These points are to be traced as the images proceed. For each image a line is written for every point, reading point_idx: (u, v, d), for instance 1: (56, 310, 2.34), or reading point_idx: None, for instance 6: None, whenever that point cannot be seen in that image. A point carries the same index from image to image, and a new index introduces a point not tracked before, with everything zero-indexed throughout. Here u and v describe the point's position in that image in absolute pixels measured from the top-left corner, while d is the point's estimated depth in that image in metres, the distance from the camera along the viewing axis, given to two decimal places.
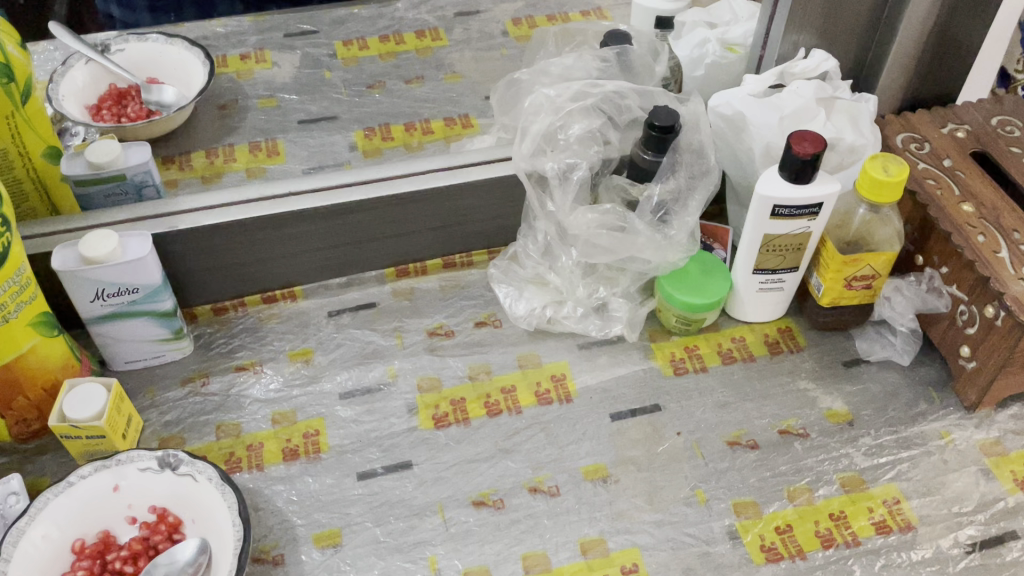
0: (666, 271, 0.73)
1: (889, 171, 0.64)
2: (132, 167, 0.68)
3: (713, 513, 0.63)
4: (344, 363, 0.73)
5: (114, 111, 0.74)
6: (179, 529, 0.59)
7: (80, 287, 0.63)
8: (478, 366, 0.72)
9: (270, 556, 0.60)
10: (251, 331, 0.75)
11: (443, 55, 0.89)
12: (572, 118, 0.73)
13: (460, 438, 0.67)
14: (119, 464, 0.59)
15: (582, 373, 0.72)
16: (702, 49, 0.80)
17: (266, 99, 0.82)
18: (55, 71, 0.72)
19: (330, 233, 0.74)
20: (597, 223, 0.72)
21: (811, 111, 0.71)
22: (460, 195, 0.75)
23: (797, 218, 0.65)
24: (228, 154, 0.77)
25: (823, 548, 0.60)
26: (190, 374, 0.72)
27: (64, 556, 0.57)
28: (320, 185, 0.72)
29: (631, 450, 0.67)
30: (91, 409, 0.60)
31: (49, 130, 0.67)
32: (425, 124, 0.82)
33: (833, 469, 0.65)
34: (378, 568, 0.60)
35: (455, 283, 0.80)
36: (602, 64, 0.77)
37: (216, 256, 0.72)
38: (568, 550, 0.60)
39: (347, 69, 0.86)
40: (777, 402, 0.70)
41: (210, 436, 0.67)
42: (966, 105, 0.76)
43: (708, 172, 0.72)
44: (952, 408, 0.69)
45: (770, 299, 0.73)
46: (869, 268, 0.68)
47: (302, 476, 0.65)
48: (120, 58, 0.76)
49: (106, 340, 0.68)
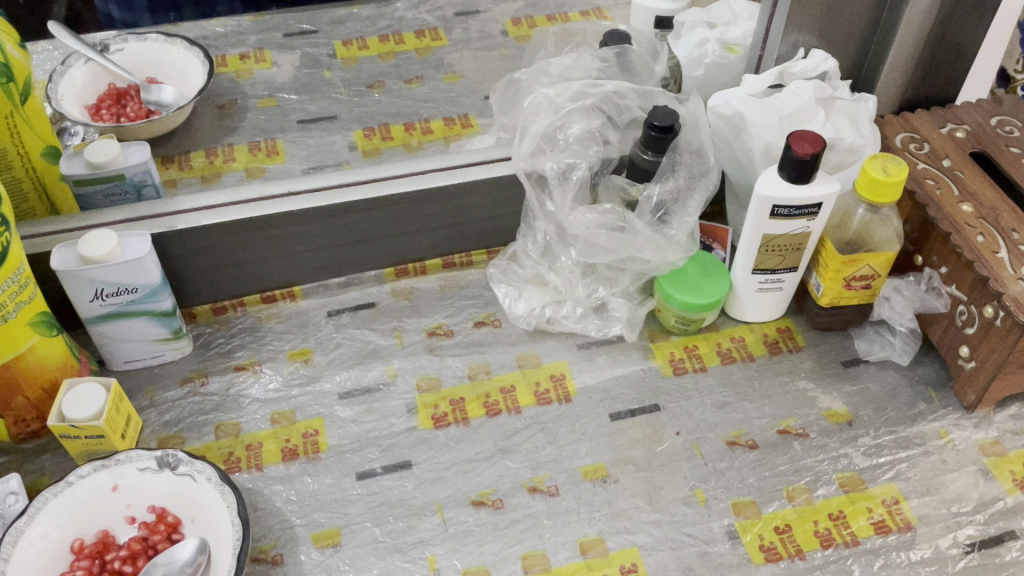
0: (666, 271, 0.73)
1: (889, 171, 0.64)
2: (132, 166, 0.68)
3: (713, 513, 0.63)
4: (343, 363, 0.73)
5: (114, 110, 0.74)
6: (179, 529, 0.59)
7: (79, 286, 0.63)
8: (478, 366, 0.72)
9: (269, 555, 0.60)
10: (251, 331, 0.75)
11: (443, 55, 0.89)
12: (572, 118, 0.73)
13: (460, 438, 0.67)
14: (118, 464, 0.59)
15: (581, 373, 0.72)
16: (701, 49, 0.79)
17: (266, 99, 0.82)
18: (54, 70, 0.72)
19: (329, 233, 0.74)
20: (597, 223, 0.72)
21: (810, 111, 0.71)
22: (460, 195, 0.75)
23: (797, 218, 0.65)
24: (228, 154, 0.77)
25: (823, 548, 0.60)
26: (190, 373, 0.72)
27: (63, 556, 0.57)
28: (320, 184, 0.72)
29: (631, 450, 0.67)
30: (91, 409, 0.60)
31: (48, 129, 0.67)
32: (424, 124, 0.83)
33: (833, 469, 0.65)
34: (377, 568, 0.60)
35: (454, 283, 0.80)
36: (602, 64, 0.77)
37: (215, 255, 0.72)
38: (567, 550, 0.60)
39: (347, 69, 0.86)
40: (777, 402, 0.70)
41: (209, 436, 0.67)
42: (966, 105, 0.76)
43: (708, 172, 0.72)
44: (952, 408, 0.69)
45: (770, 299, 0.73)
46: (869, 268, 0.68)
47: (301, 476, 0.65)
48: (120, 58, 0.76)
49: (105, 340, 0.68)
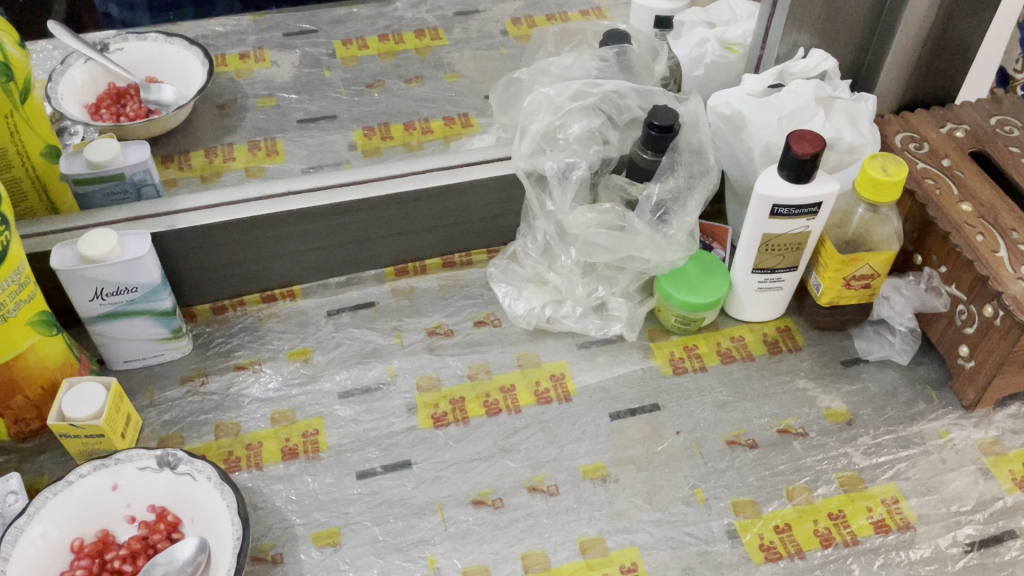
0: (665, 271, 0.73)
1: (889, 170, 0.64)
2: (131, 165, 0.68)
3: (713, 512, 0.63)
4: (343, 362, 0.73)
5: (113, 109, 0.74)
6: (179, 529, 0.59)
7: (79, 286, 0.63)
8: (477, 365, 0.72)
9: (269, 555, 0.60)
10: (250, 330, 0.75)
11: (443, 54, 0.89)
12: (572, 117, 0.73)
13: (460, 438, 0.67)
14: (118, 463, 0.59)
15: (581, 373, 0.72)
16: (701, 49, 0.80)
17: (266, 99, 0.82)
18: (54, 70, 0.72)
19: (329, 233, 0.74)
20: (597, 222, 0.72)
21: (810, 111, 0.71)
22: (460, 194, 0.75)
23: (797, 217, 0.65)
24: (228, 153, 0.77)
25: (822, 548, 0.60)
26: (190, 373, 0.72)
27: (63, 555, 0.57)
28: (319, 184, 0.72)
29: (631, 450, 0.67)
30: (91, 408, 0.60)
31: (48, 129, 0.67)
32: (424, 124, 0.83)
33: (832, 469, 0.65)
34: (377, 567, 0.60)
35: (454, 282, 0.80)
36: (602, 64, 0.76)
37: (215, 255, 0.72)
38: (567, 550, 0.60)
39: (347, 68, 0.86)
40: (777, 401, 0.70)
41: (209, 435, 0.67)
42: (965, 105, 0.76)
43: (708, 172, 0.72)
44: (951, 408, 0.69)
45: (770, 299, 0.73)
46: (868, 267, 0.68)
47: (301, 476, 0.65)
48: (119, 58, 0.76)
49: (105, 340, 0.68)
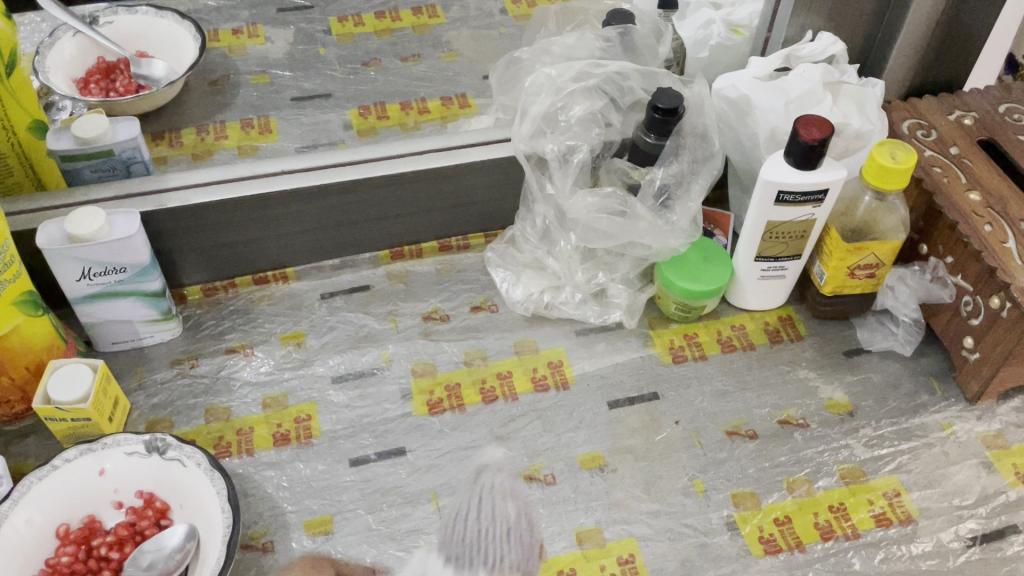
0: (666, 257, 0.72)
1: (897, 157, 0.62)
2: (120, 142, 0.66)
3: (712, 504, 0.62)
4: (336, 347, 0.71)
5: (102, 85, 0.71)
6: (167, 515, 0.58)
7: (64, 264, 0.61)
8: (474, 351, 0.71)
9: (259, 543, 0.59)
10: (242, 313, 0.74)
11: (441, 33, 0.86)
12: (573, 99, 0.72)
13: (455, 425, 0.66)
14: (105, 447, 0.58)
15: (579, 360, 0.71)
16: (706, 30, 0.78)
17: (259, 76, 0.80)
18: (41, 43, 0.69)
19: (323, 214, 0.72)
20: (597, 207, 0.70)
21: (817, 95, 0.69)
22: (459, 176, 0.73)
23: (801, 204, 0.64)
24: (219, 132, 0.75)
25: (823, 540, 0.60)
26: (179, 356, 0.70)
27: (47, 541, 0.55)
28: (314, 163, 0.70)
29: (630, 439, 0.66)
30: (76, 392, 0.59)
31: (35, 103, 0.65)
32: (422, 103, 0.80)
33: (833, 461, 0.64)
34: (370, 556, 0.59)
35: (451, 266, 0.78)
36: (605, 45, 0.75)
37: (208, 235, 0.70)
38: (563, 540, 0.60)
39: (342, 45, 0.83)
40: (777, 391, 0.69)
41: (199, 420, 0.66)
42: (974, 91, 0.74)
43: (713, 157, 0.71)
44: (954, 400, 0.68)
45: (772, 287, 0.72)
46: (873, 256, 0.66)
47: (292, 462, 0.63)
48: (109, 31, 0.73)
49: (93, 321, 0.67)
